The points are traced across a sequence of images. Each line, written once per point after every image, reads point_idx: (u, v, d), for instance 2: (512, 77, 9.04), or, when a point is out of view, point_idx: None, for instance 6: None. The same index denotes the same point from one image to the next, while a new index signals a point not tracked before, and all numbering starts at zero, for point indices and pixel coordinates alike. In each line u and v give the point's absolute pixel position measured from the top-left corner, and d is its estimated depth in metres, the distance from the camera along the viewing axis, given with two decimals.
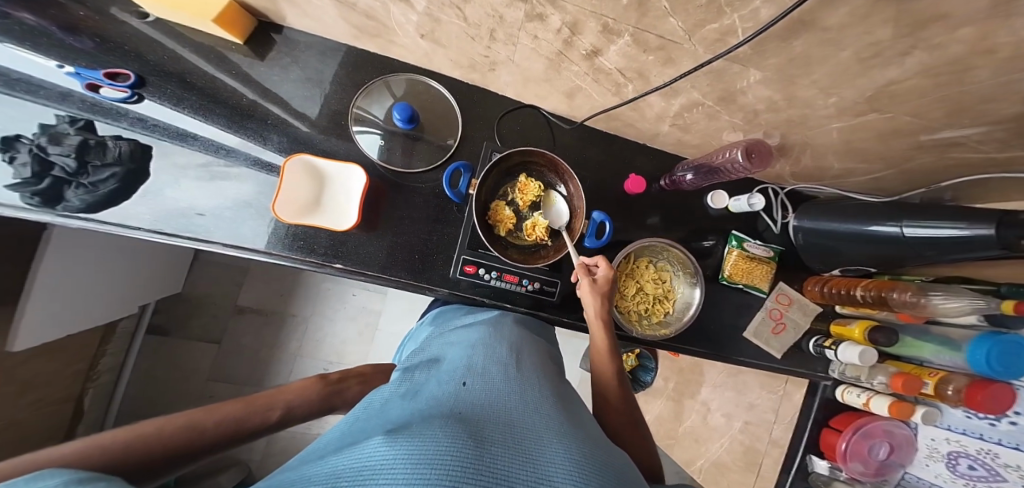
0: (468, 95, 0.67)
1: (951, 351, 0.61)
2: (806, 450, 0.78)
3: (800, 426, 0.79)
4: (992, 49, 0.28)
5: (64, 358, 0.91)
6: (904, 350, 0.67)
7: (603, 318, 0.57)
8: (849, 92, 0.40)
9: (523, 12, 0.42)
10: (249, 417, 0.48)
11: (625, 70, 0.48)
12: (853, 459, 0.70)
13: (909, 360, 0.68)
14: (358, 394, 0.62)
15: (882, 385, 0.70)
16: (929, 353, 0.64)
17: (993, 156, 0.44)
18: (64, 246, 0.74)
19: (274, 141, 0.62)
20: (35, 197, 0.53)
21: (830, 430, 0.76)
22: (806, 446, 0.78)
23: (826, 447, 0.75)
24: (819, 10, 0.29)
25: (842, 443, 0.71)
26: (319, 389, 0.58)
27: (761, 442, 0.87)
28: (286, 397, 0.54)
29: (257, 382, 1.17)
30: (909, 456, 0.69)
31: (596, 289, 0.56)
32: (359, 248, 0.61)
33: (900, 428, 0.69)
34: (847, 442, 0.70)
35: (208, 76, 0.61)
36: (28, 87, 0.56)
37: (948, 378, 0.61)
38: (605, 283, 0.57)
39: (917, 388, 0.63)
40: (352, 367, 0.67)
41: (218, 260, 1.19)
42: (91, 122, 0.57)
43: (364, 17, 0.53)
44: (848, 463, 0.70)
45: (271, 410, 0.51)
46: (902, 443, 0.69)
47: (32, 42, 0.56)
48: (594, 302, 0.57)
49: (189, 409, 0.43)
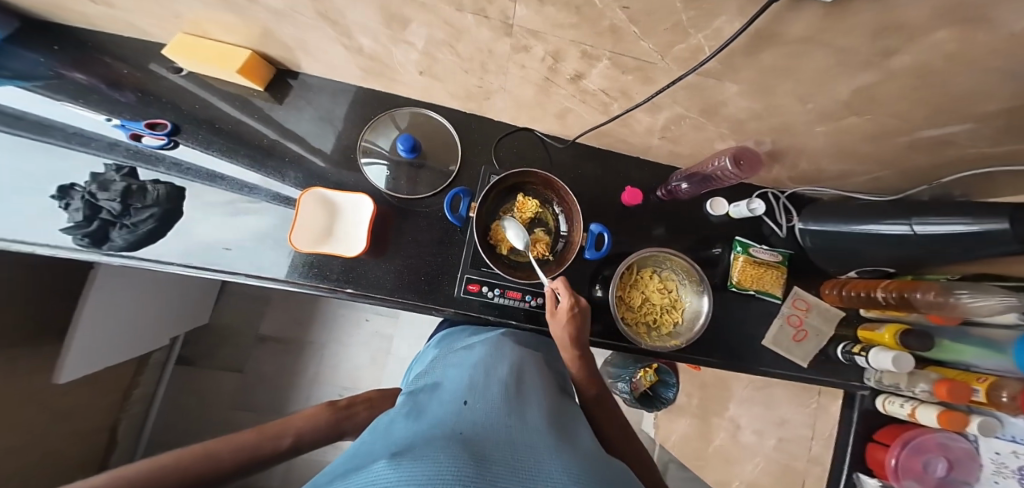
0: (466, 122, 0.71)
1: (995, 354, 0.56)
2: (851, 467, 0.71)
3: (841, 440, 0.72)
4: (954, 51, 0.28)
5: (101, 389, 1.00)
6: (944, 355, 0.63)
7: (571, 349, 0.57)
8: (825, 98, 0.40)
9: (509, 45, 0.45)
10: (262, 444, 0.50)
11: (609, 90, 0.50)
12: (906, 476, 0.62)
13: (954, 365, 0.63)
14: (366, 419, 0.65)
15: (926, 394, 0.64)
16: (972, 357, 0.59)
17: (991, 150, 0.42)
18: (105, 284, 0.80)
19: (291, 177, 0.67)
20: (85, 239, 0.59)
21: (878, 446, 0.69)
22: (851, 461, 0.71)
23: (875, 464, 0.68)
24: (775, 25, 0.30)
25: (892, 459, 0.64)
26: (327, 418, 0.60)
27: (799, 461, 0.77)
28: (296, 426, 0.56)
29: (275, 409, 1.20)
30: (974, 472, 0.59)
31: (556, 323, 0.57)
32: (368, 273, 0.64)
33: (955, 441, 0.60)
34: (897, 457, 0.63)
35: (233, 121, 0.67)
36: (80, 139, 0.63)
37: (999, 383, 0.55)
38: (565, 315, 0.56)
39: (966, 396, 0.57)
40: (358, 395, 0.69)
41: (242, 290, 1.25)
42: (134, 169, 0.64)
43: (368, 59, 0.58)
44: (900, 482, 0.63)
45: (281, 438, 0.52)
46: (962, 458, 0.60)
47: (84, 99, 0.64)
48: (558, 335, 0.57)
49: (204, 441, 0.45)
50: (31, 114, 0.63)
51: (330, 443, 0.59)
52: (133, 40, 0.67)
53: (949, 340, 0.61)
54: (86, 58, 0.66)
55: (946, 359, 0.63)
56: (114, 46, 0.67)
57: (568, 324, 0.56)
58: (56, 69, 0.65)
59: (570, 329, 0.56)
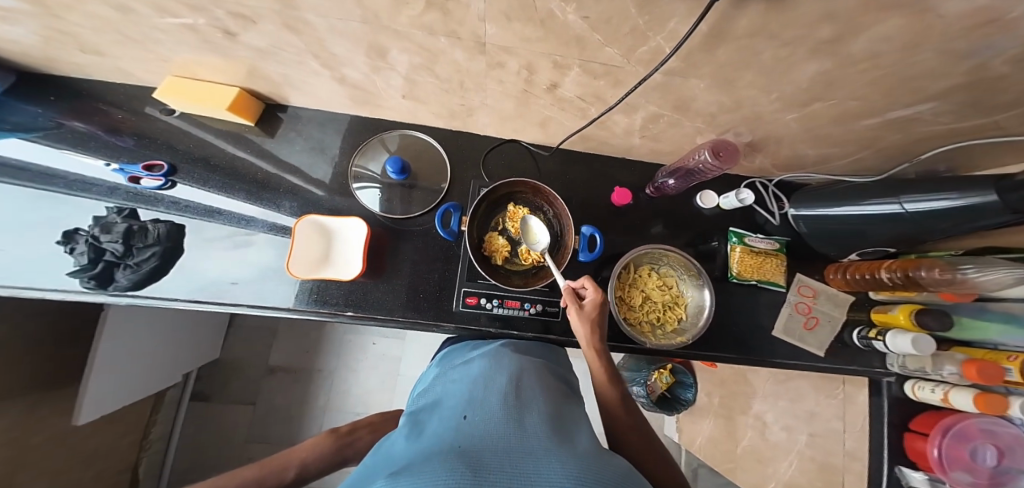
0: (451, 140, 0.73)
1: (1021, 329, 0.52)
2: (891, 460, 0.63)
3: (876, 432, 0.64)
4: (906, 27, 0.29)
5: (118, 430, 1.01)
6: (968, 334, 0.57)
7: (595, 344, 0.54)
8: (788, 87, 0.41)
9: (484, 63, 0.47)
10: (269, 478, 0.50)
11: (584, 96, 0.51)
12: (954, 466, 0.56)
13: (979, 345, 0.58)
14: (367, 444, 0.65)
15: (954, 377, 0.59)
16: (997, 334, 0.55)
17: (958, 125, 0.44)
18: (116, 327, 0.82)
19: (286, 207, 0.69)
20: (92, 280, 0.61)
21: (914, 435, 0.62)
22: (891, 455, 0.63)
23: (915, 454, 0.61)
24: (725, 21, 0.31)
25: (934, 450, 0.57)
26: (330, 444, 0.60)
27: (836, 456, 0.70)
28: (300, 456, 0.55)
29: (289, 440, 1.20)
30: None
31: (583, 316, 0.55)
32: (367, 294, 0.65)
33: (1002, 426, 0.55)
34: (940, 447, 0.57)
35: (229, 157, 0.70)
36: (83, 186, 0.67)
37: None
38: (593, 308, 0.55)
39: (999, 377, 0.53)
40: (361, 418, 0.69)
41: (249, 322, 1.27)
42: (134, 210, 0.67)
43: (353, 88, 0.61)
44: (950, 473, 0.56)
45: (286, 469, 0.52)
46: (1012, 445, 0.54)
47: (85, 146, 0.68)
48: (583, 329, 0.55)
49: (214, 477, 0.46)
50: (37, 165, 0.66)
51: (336, 470, 0.59)
52: (130, 89, 0.71)
53: (969, 317, 0.57)
54: (85, 108, 0.70)
55: (968, 338, 0.58)
56: (108, 93, 0.71)
57: (596, 317, 0.55)
58: (56, 119, 0.69)
59: (597, 323, 0.54)
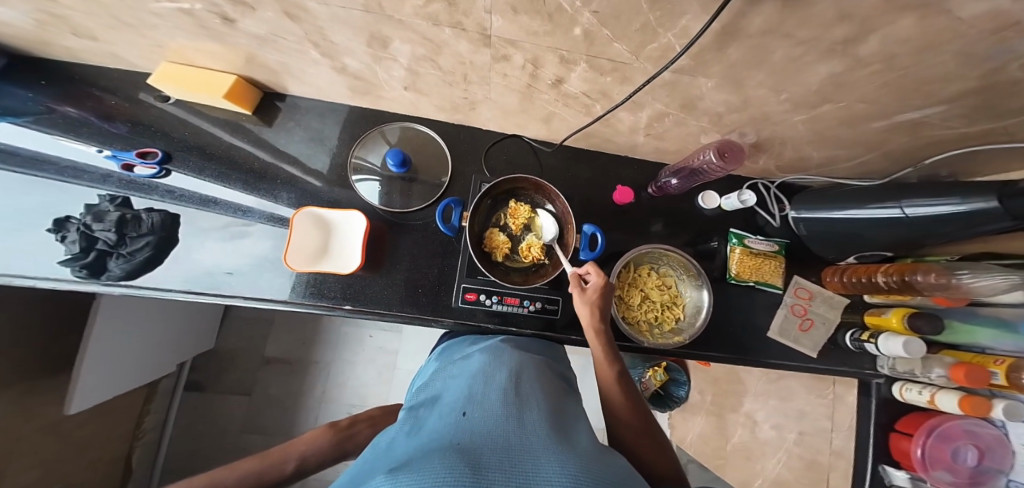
0: (453, 134, 0.72)
1: (1010, 334, 0.53)
2: (875, 459, 0.65)
3: (862, 430, 0.66)
4: (918, 31, 0.29)
5: (111, 419, 1.00)
6: (957, 338, 0.59)
7: (596, 328, 0.55)
8: (797, 88, 0.41)
9: (489, 56, 0.46)
10: (267, 470, 0.50)
11: (590, 93, 0.51)
12: (935, 466, 0.58)
13: (967, 349, 0.59)
14: (367, 438, 0.64)
15: (942, 380, 0.60)
16: (985, 338, 0.56)
17: (962, 131, 0.45)
18: (108, 316, 0.80)
19: (284, 198, 0.68)
20: (83, 270, 0.60)
21: (900, 435, 0.64)
22: (875, 454, 0.65)
23: (899, 454, 0.63)
24: (738, 20, 0.30)
25: (917, 450, 0.59)
26: (330, 437, 0.60)
27: (823, 454, 0.71)
28: (299, 449, 0.55)
29: (285, 431, 1.19)
30: (1006, 459, 0.55)
31: (586, 300, 0.55)
32: (365, 288, 0.64)
33: (983, 427, 0.57)
34: (923, 447, 0.58)
35: (225, 146, 0.69)
36: (75, 172, 0.65)
37: (1017, 365, 0.52)
38: (595, 292, 0.55)
39: (985, 380, 0.53)
40: (361, 411, 0.69)
41: (244, 313, 1.26)
42: (127, 198, 0.65)
43: (354, 78, 0.60)
44: (931, 473, 0.58)
45: (286, 462, 0.52)
46: (993, 445, 0.56)
47: (77, 132, 0.66)
48: (586, 312, 0.55)
49: (208, 470, 0.45)
50: (27, 151, 0.65)
51: (335, 463, 0.59)
52: (123, 73, 0.69)
53: (960, 321, 0.58)
54: (77, 93, 0.68)
55: (957, 342, 0.59)
56: (101, 77, 0.69)
57: (598, 301, 0.55)
58: (47, 104, 0.67)
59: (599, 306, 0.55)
